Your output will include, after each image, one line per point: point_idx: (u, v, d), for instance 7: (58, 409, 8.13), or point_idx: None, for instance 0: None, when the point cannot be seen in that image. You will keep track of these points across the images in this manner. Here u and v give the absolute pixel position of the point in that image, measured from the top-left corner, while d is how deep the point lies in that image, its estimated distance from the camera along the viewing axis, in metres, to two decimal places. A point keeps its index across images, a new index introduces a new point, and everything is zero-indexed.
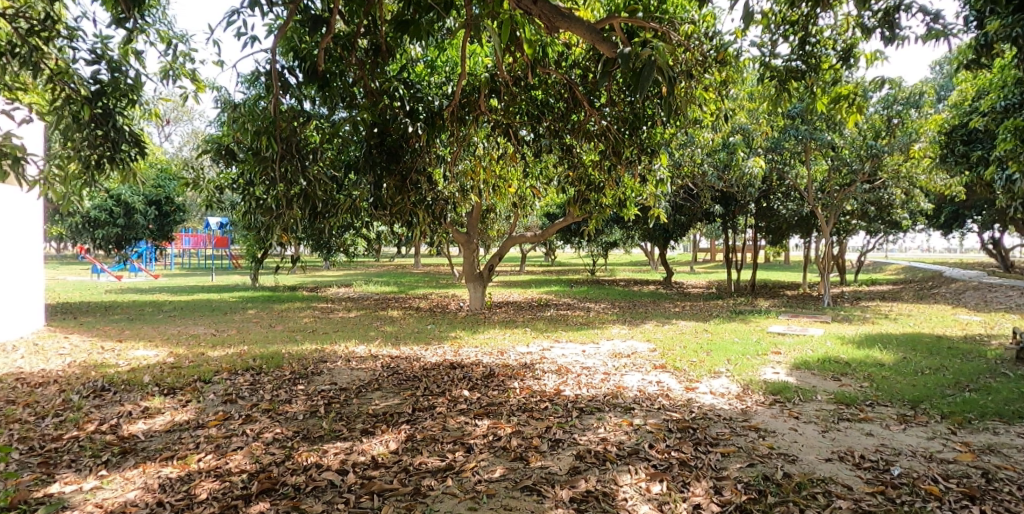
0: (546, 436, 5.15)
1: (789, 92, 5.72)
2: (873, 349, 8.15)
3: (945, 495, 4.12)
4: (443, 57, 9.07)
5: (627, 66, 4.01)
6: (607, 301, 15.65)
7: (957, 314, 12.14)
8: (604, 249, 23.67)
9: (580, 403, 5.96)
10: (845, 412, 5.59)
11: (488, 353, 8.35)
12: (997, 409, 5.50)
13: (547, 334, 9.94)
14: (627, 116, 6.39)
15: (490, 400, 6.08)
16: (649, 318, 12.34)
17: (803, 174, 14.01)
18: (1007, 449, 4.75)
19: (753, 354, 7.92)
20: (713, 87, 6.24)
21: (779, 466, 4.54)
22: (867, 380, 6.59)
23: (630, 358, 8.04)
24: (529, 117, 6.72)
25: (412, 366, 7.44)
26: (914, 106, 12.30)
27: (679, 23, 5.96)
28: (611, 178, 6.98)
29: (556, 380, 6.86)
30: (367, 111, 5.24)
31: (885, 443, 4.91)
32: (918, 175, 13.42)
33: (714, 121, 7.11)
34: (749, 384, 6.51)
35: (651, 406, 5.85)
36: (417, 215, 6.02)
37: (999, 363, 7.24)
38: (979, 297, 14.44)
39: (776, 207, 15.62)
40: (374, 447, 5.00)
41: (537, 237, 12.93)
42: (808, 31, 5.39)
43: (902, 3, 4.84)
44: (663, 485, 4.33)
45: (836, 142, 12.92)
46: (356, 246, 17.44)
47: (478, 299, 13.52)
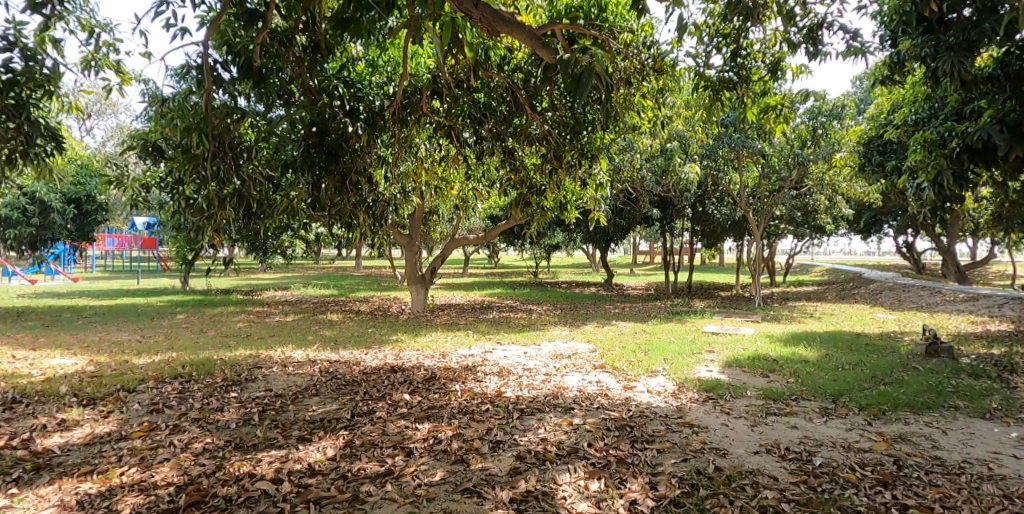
0: (487, 438, 5.18)
1: (722, 101, 5.99)
2: (799, 346, 8.55)
3: (862, 482, 4.35)
4: (385, 57, 9.02)
5: (566, 71, 4.08)
6: (549, 303, 15.81)
7: (875, 313, 12.87)
8: (546, 252, 23.92)
9: (520, 405, 6.01)
10: (773, 407, 5.84)
11: (430, 356, 8.32)
12: (908, 401, 5.85)
13: (489, 336, 9.94)
14: (569, 121, 6.60)
15: (431, 403, 6.06)
16: (589, 319, 12.56)
17: (736, 180, 14.58)
18: (916, 437, 5.08)
19: (689, 353, 8.19)
20: (651, 95, 6.50)
21: (711, 460, 4.71)
22: (793, 376, 6.92)
23: (571, 359, 8.16)
24: (472, 120, 6.72)
25: (351, 371, 7.33)
26: (836, 118, 13.13)
27: (618, 32, 6.23)
28: (553, 182, 7.09)
29: (497, 382, 6.89)
30: (306, 109, 5.14)
31: (808, 435, 5.16)
32: (839, 182, 14.24)
33: (653, 127, 7.36)
34: (684, 382, 6.73)
35: (590, 406, 5.97)
36: (357, 218, 5.88)
37: (911, 358, 7.72)
38: (894, 297, 15.37)
39: (712, 211, 16.14)
40: (310, 454, 4.90)
41: (480, 240, 12.85)
42: (739, 44, 5.65)
43: (825, 21, 5.14)
44: (601, 482, 4.42)
45: (766, 150, 13.52)
46: (294, 249, 17.03)
47: (420, 301, 13.39)
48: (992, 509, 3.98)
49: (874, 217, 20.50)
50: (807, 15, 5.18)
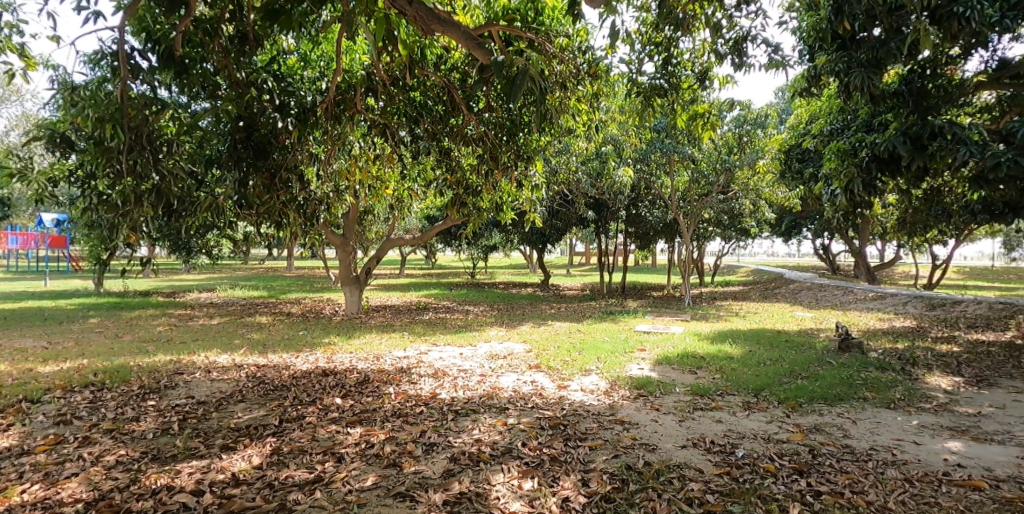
0: (420, 440, 5.14)
1: (654, 108, 6.15)
2: (725, 344, 8.89)
3: (780, 471, 4.57)
4: (318, 51, 8.81)
5: (500, 73, 4.12)
6: (485, 304, 15.83)
7: (794, 311, 13.54)
8: (483, 252, 23.94)
9: (455, 406, 5.99)
10: (700, 402, 6.05)
11: (363, 358, 8.19)
12: (823, 394, 6.18)
13: (425, 338, 9.86)
14: (505, 122, 6.67)
15: (364, 407, 5.96)
16: (525, 320, 12.65)
17: (667, 184, 15.00)
18: (830, 427, 5.37)
19: (621, 352, 8.37)
20: (586, 99, 6.62)
21: (641, 455, 4.84)
22: (719, 372, 7.19)
23: (506, 359, 8.19)
24: (408, 118, 6.73)
25: (280, 375, 7.11)
26: (761, 126, 13.80)
27: (555, 35, 6.33)
28: (489, 183, 7.11)
29: (432, 384, 6.84)
30: (232, 103, 4.97)
31: (732, 428, 5.37)
32: (763, 187, 14.90)
33: (587, 131, 7.50)
34: (617, 380, 6.88)
35: (524, 405, 6.02)
36: (288, 217, 5.76)
37: (826, 353, 8.16)
38: (812, 296, 16.23)
39: (644, 213, 16.56)
40: (234, 463, 4.72)
41: (416, 240, 12.72)
42: (670, 52, 5.83)
43: (750, 34, 5.37)
44: (534, 481, 4.46)
45: (696, 155, 13.98)
46: (221, 249, 16.36)
47: (354, 303, 13.13)
48: (895, 491, 4.25)
49: (794, 221, 21.56)
50: (733, 28, 5.40)
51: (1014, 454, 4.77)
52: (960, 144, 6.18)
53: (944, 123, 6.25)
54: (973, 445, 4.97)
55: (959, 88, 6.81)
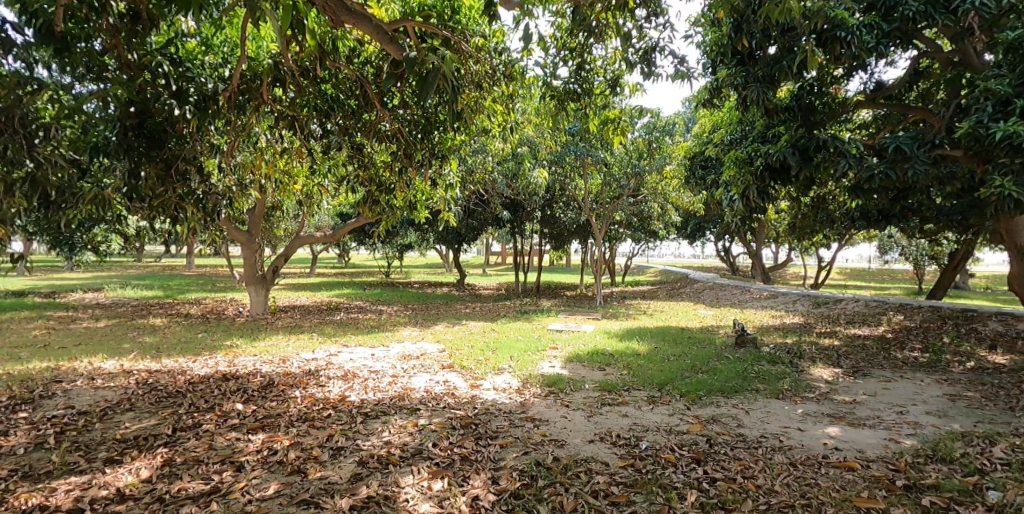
0: (327, 445, 4.98)
1: (567, 111, 6.29)
2: (633, 341, 9.20)
3: (680, 461, 4.77)
4: (221, 36, 8.37)
5: (412, 69, 4.16)
6: (399, 304, 15.59)
7: (697, 310, 14.21)
8: (398, 251, 23.58)
9: (364, 409, 5.85)
10: (607, 398, 6.23)
11: (268, 361, 7.85)
12: (720, 387, 6.52)
13: (335, 339, 9.58)
14: (420, 120, 6.59)
15: (267, 412, 5.71)
16: (439, 319, 12.57)
17: (581, 186, 15.32)
18: (726, 418, 5.67)
19: (534, 350, 8.48)
20: (501, 100, 6.67)
21: (550, 451, 4.92)
22: (626, 368, 7.42)
23: (419, 359, 8.10)
24: (318, 111, 6.55)
25: (175, 381, 6.70)
26: (668, 133, 14.31)
27: (471, 35, 6.30)
28: (402, 181, 7.01)
29: (341, 386, 6.66)
30: (122, 86, 4.65)
31: (637, 422, 5.56)
32: (670, 192, 15.53)
33: (502, 131, 7.55)
34: (528, 378, 6.95)
35: (436, 406, 5.97)
36: (185, 211, 5.29)
37: (724, 348, 8.62)
38: (713, 295, 17.08)
39: (559, 215, 16.86)
40: (120, 478, 4.41)
41: (327, 238, 12.34)
42: (583, 58, 5.98)
43: (658, 45, 5.59)
44: (444, 481, 4.43)
45: (608, 159, 14.37)
46: (110, 245, 15.22)
47: (260, 304, 12.55)
48: (781, 475, 4.54)
49: (698, 224, 22.62)
50: (643, 38, 5.60)
51: (882, 437, 5.22)
52: (840, 157, 6.70)
53: (828, 137, 6.75)
54: (849, 430, 5.39)
55: (842, 106, 7.37)
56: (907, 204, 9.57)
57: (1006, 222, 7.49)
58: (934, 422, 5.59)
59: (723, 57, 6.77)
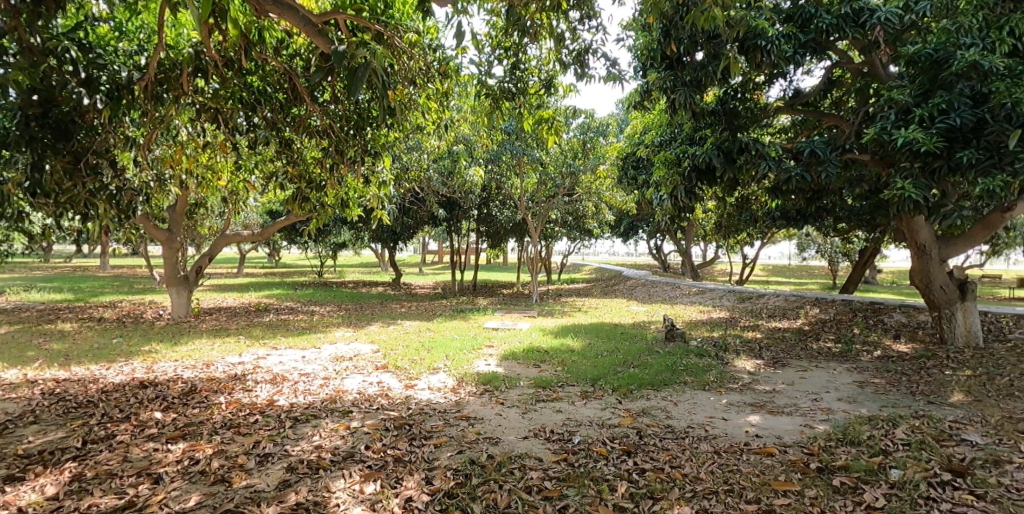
0: (253, 452, 4.79)
1: (502, 110, 6.30)
2: (567, 338, 9.30)
3: (611, 453, 4.86)
4: (137, 21, 7.93)
5: (340, 64, 4.03)
6: (331, 304, 15.21)
7: (630, 306, 14.53)
8: (331, 251, 23.00)
9: (294, 413, 5.67)
10: (541, 394, 6.27)
11: (190, 366, 7.49)
12: (650, 380, 6.68)
13: (263, 341, 9.26)
14: (352, 115, 6.45)
15: (188, 420, 5.44)
16: (374, 319, 12.34)
17: (517, 185, 15.36)
18: (655, 410, 5.81)
19: (469, 349, 8.45)
20: (436, 97, 6.61)
21: (484, 449, 4.91)
22: (560, 365, 7.50)
23: (352, 360, 7.92)
24: (243, 104, 6.29)
25: (86, 390, 6.30)
26: (602, 134, 14.70)
27: (404, 31, 6.17)
28: (332, 178, 6.84)
29: (270, 390, 6.43)
30: (25, 73, 4.31)
31: (570, 417, 5.63)
32: (604, 191, 15.81)
33: (437, 129, 7.49)
34: (464, 376, 6.92)
35: (369, 408, 5.85)
36: (96, 207, 4.95)
37: (655, 343, 8.84)
38: (646, 292, 17.51)
39: (495, 213, 16.87)
40: (22, 497, 4.13)
41: (255, 236, 11.88)
42: (518, 58, 6.00)
43: (591, 47, 5.68)
44: (377, 484, 4.35)
45: (543, 158, 14.49)
46: (13, 245, 14.14)
47: (182, 305, 11.95)
48: (706, 463, 4.69)
49: (631, 223, 23.14)
50: (576, 40, 5.67)
51: (798, 423, 5.48)
52: (761, 159, 7.01)
53: (750, 140, 7.03)
54: (769, 417, 5.63)
55: (763, 110, 7.71)
56: (823, 204, 10.11)
57: (908, 221, 8.03)
58: (845, 407, 5.92)
59: (654, 61, 6.91)
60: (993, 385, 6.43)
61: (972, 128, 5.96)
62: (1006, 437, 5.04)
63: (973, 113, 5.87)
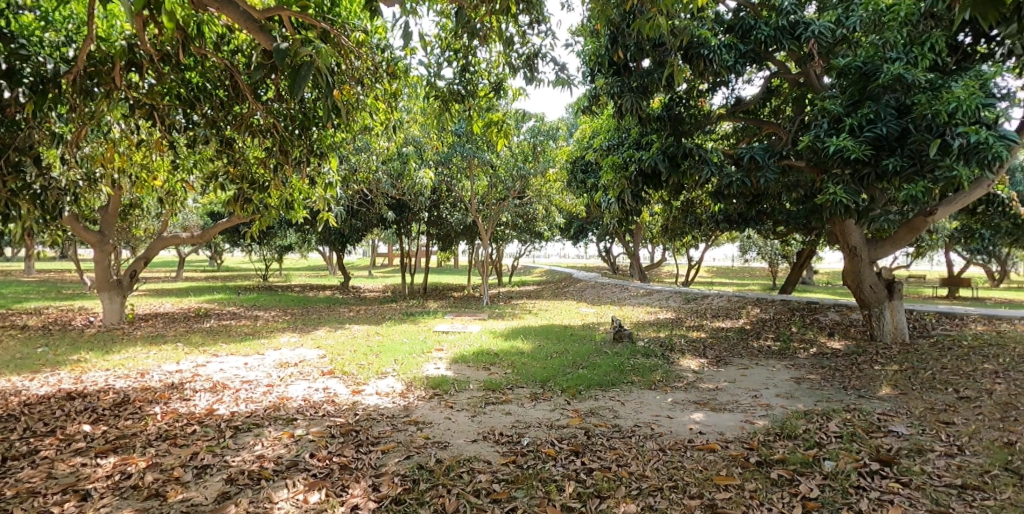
0: (190, 464, 4.60)
1: (451, 112, 6.26)
2: (518, 340, 9.31)
3: (559, 454, 4.87)
4: (65, 11, 7.53)
5: (283, 62, 3.90)
6: (277, 309, 14.81)
7: (580, 308, 14.67)
8: (277, 254, 22.40)
9: (235, 422, 5.47)
10: (491, 397, 6.25)
11: (123, 376, 7.14)
12: (598, 380, 6.75)
13: (203, 348, 8.92)
14: (296, 115, 6.28)
15: (120, 432, 5.18)
16: (321, 324, 12.07)
17: (467, 188, 15.30)
18: (603, 410, 5.87)
19: (419, 353, 8.36)
20: (384, 98, 6.52)
21: (433, 453, 4.85)
22: (510, 367, 7.50)
23: (297, 366, 7.72)
24: (181, 102, 6.05)
25: (7, 403, 5.92)
26: (552, 138, 14.78)
27: (351, 29, 6.06)
28: (276, 179, 6.66)
29: (209, 399, 6.19)
30: None
31: (519, 419, 5.62)
32: (553, 194, 15.93)
33: (385, 130, 7.39)
34: (413, 381, 6.84)
35: (314, 415, 5.70)
36: (19, 208, 4.76)
37: (604, 344, 8.95)
38: (595, 294, 17.71)
39: (445, 215, 16.77)
40: None
41: (195, 239, 11.45)
42: (468, 60, 5.98)
43: (540, 51, 5.71)
44: (322, 493, 4.24)
45: (494, 161, 14.48)
46: None
47: (115, 312, 11.39)
48: (652, 461, 4.76)
49: (580, 226, 23.39)
50: (526, 44, 5.69)
51: (739, 419, 5.63)
52: (704, 164, 7.20)
53: (694, 145, 7.20)
54: (711, 414, 5.76)
55: (706, 117, 7.91)
56: (762, 207, 10.45)
57: (840, 224, 8.37)
58: (782, 403, 6.12)
59: (602, 67, 7.00)
60: (918, 378, 6.76)
61: (897, 136, 6.27)
62: (929, 428, 5.30)
63: (898, 123, 6.17)
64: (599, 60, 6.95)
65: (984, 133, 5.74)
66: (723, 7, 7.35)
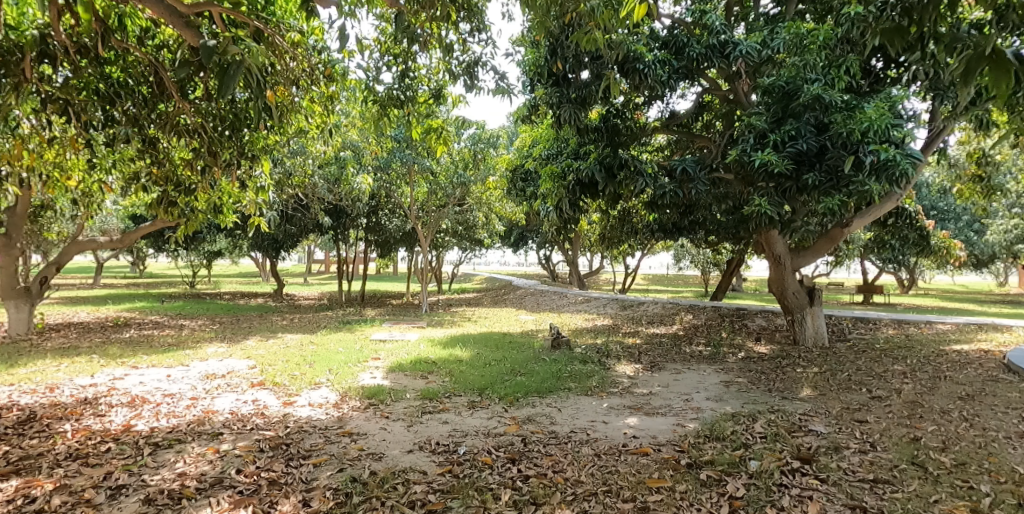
0: (103, 485, 4.31)
1: (389, 117, 6.14)
2: (457, 348, 9.22)
3: (496, 462, 4.83)
4: None
5: (209, 59, 3.70)
6: (205, 317, 14.18)
7: (519, 315, 14.70)
8: (205, 259, 21.47)
9: (154, 438, 5.17)
10: (428, 406, 6.16)
11: (29, 391, 6.65)
12: (536, 388, 6.76)
13: (121, 359, 8.41)
14: (226, 115, 6.02)
15: (25, 452, 4.81)
16: (251, 333, 11.63)
17: (407, 194, 15.09)
18: (540, 417, 5.88)
19: (355, 362, 8.15)
20: (320, 100, 6.39)
21: (367, 465, 4.72)
22: (448, 375, 7.42)
23: (224, 378, 7.39)
24: (99, 98, 5.70)
25: None
26: (492, 146, 14.75)
27: (286, 29, 5.89)
28: (204, 181, 6.38)
29: (126, 415, 5.84)
30: None
31: (456, 428, 5.56)
32: (493, 202, 15.99)
33: (321, 133, 7.22)
34: (347, 391, 6.66)
35: (242, 428, 5.46)
36: None
37: (542, 351, 8.98)
38: (534, 301, 17.80)
39: (384, 221, 16.50)
40: None
41: (114, 243, 10.81)
42: (407, 65, 5.91)
43: (481, 59, 5.71)
44: (248, 511, 4.05)
45: (434, 168, 14.34)
46: None
47: (22, 321, 10.61)
48: (587, 466, 4.79)
49: (520, 233, 23.50)
50: (467, 51, 5.67)
51: (672, 423, 5.75)
52: (639, 175, 7.36)
53: (630, 156, 7.35)
54: (645, 419, 5.86)
55: (642, 129, 8.10)
56: (695, 217, 10.76)
57: (766, 235, 8.69)
58: (712, 406, 6.29)
59: (542, 76, 7.05)
60: (837, 380, 7.09)
61: (817, 152, 6.58)
62: (845, 426, 5.56)
63: (817, 140, 6.47)
64: (539, 70, 6.99)
65: (892, 152, 6.03)
66: (659, 24, 7.55)
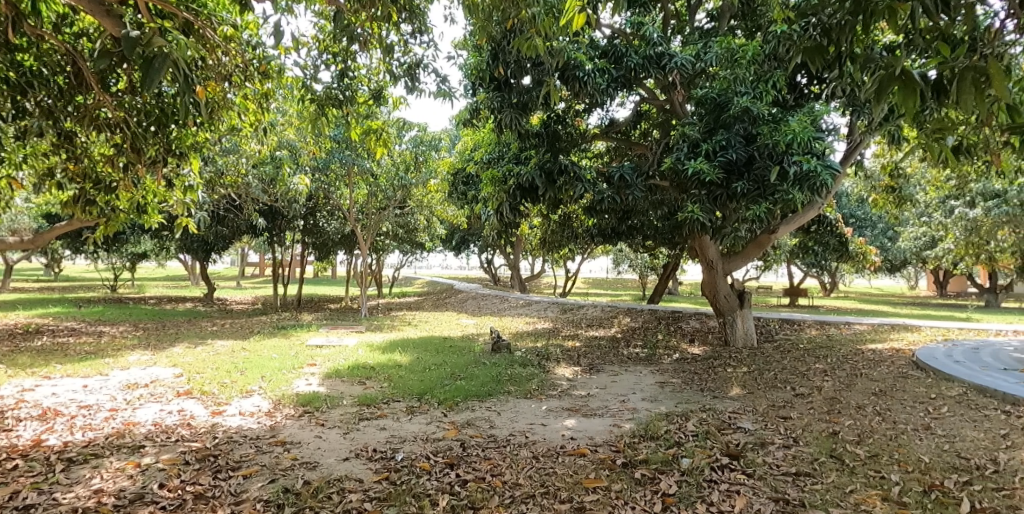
0: (10, 505, 4.04)
1: (327, 117, 5.97)
2: (395, 353, 9.10)
3: (433, 467, 4.81)
4: None
5: (132, 52, 3.53)
6: (128, 323, 13.48)
7: (460, 319, 14.65)
8: (129, 261, 20.41)
9: (68, 454, 4.88)
10: (365, 412, 6.06)
11: None
12: (475, 392, 6.75)
13: (32, 369, 7.89)
14: (151, 111, 5.77)
15: None
16: (178, 339, 11.13)
17: (346, 196, 14.81)
18: (479, 421, 5.88)
19: (289, 368, 7.93)
20: (255, 97, 6.22)
21: (300, 475, 4.60)
22: (387, 380, 7.31)
23: (147, 388, 7.05)
24: (9, 90, 5.34)
25: None
26: (434, 148, 14.69)
27: (218, 22, 5.72)
28: (126, 180, 6.07)
29: (36, 429, 5.48)
30: None
31: (394, 433, 5.49)
32: (435, 205, 15.94)
33: (255, 131, 7.01)
34: (281, 398, 6.49)
35: (166, 440, 5.23)
36: None
37: (482, 355, 8.98)
38: (475, 305, 17.77)
39: (322, 224, 16.12)
40: None
41: (26, 245, 10.13)
42: (346, 64, 5.81)
43: (422, 61, 5.70)
44: None
45: (374, 170, 14.13)
46: None
47: None
48: (525, 469, 4.82)
49: (462, 237, 23.42)
50: (408, 53, 5.65)
51: (608, 423, 5.85)
52: (577, 181, 7.47)
53: (568, 162, 7.46)
54: (583, 420, 5.95)
55: (581, 135, 8.23)
56: (632, 222, 11.01)
57: (699, 240, 8.96)
58: (647, 406, 6.45)
59: (483, 81, 7.07)
60: (764, 379, 7.39)
61: (745, 162, 6.86)
62: (770, 422, 5.80)
63: (745, 150, 6.75)
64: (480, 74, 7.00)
65: (813, 163, 6.43)
66: (598, 34, 7.69)
